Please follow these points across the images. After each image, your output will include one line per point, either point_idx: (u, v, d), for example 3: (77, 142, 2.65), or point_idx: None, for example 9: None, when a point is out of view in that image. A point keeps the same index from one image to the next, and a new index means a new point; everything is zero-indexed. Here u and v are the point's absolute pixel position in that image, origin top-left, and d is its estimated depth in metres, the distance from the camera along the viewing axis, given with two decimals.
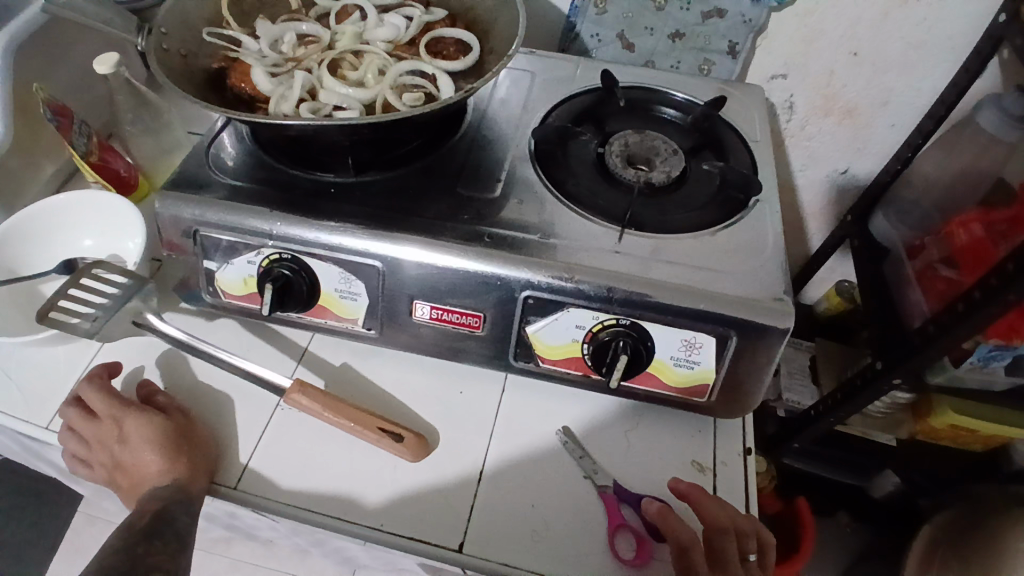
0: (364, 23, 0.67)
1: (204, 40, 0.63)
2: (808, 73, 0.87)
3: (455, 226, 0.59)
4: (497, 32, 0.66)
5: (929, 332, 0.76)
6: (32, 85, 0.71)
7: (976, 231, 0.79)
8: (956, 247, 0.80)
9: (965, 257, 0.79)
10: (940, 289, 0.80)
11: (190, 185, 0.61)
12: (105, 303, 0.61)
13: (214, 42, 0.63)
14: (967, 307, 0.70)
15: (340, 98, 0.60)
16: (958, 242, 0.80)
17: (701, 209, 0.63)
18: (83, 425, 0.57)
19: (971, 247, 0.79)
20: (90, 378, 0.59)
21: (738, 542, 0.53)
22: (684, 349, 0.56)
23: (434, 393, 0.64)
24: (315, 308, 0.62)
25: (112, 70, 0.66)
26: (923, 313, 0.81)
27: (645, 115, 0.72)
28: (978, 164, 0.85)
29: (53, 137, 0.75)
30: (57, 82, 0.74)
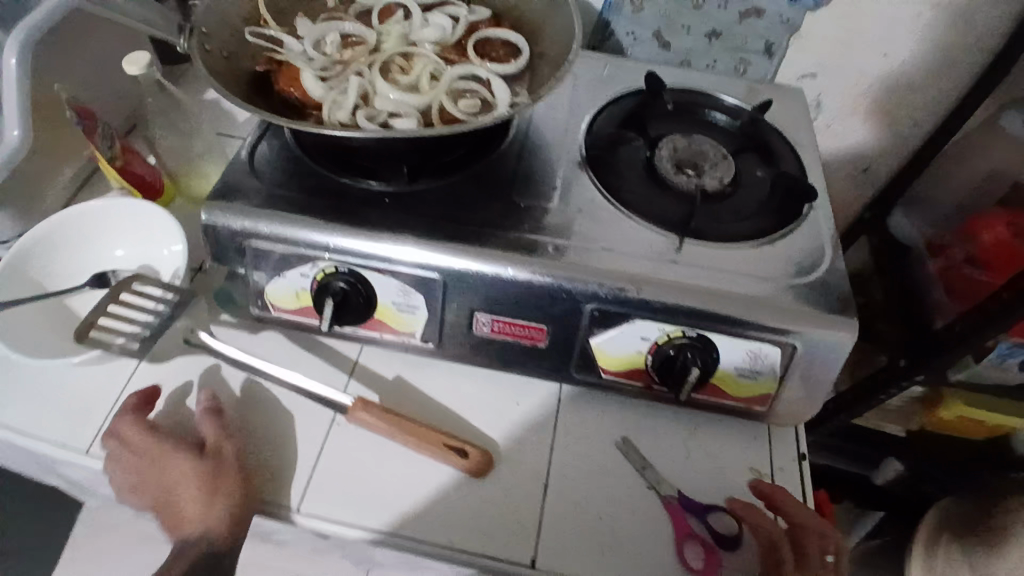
0: (408, 23, 0.65)
1: (246, 41, 0.60)
2: (840, 72, 0.87)
3: (516, 237, 0.58)
4: (547, 33, 0.64)
5: (954, 333, 0.79)
6: (53, 86, 0.68)
7: (1001, 233, 0.82)
8: (982, 248, 0.83)
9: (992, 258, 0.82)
10: (966, 286, 0.85)
11: (239, 196, 0.59)
12: (153, 321, 0.60)
13: (256, 43, 0.61)
14: (998, 309, 0.73)
15: (394, 104, 0.58)
16: (984, 243, 0.83)
17: (754, 217, 0.63)
18: (129, 458, 0.55)
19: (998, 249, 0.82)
20: (126, 414, 0.56)
21: (819, 540, 0.56)
22: (748, 359, 0.57)
23: (491, 404, 0.63)
24: (371, 321, 0.61)
25: (143, 72, 0.63)
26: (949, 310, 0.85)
27: (690, 118, 0.72)
28: (1001, 165, 0.87)
29: (71, 139, 0.72)
30: (75, 81, 0.71)
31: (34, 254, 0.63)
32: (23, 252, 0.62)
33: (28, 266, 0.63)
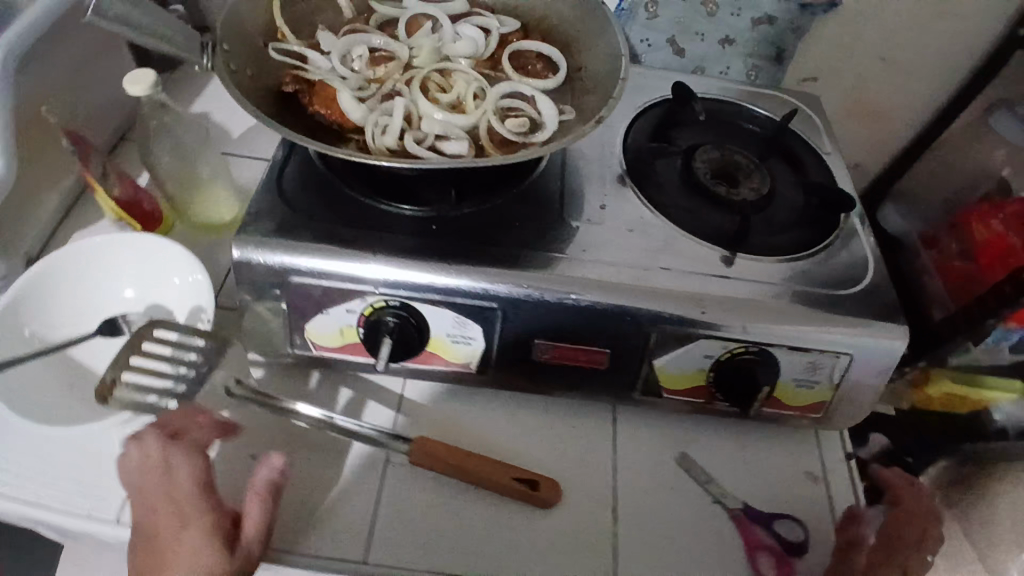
0: (438, 36, 0.61)
1: (271, 57, 0.56)
2: (839, 75, 0.90)
3: (573, 261, 0.57)
4: (585, 45, 0.62)
5: (957, 322, 0.83)
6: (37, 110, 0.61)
7: (993, 227, 0.86)
8: (977, 242, 0.87)
9: (986, 251, 0.85)
10: (964, 276, 0.88)
11: (276, 230, 0.55)
12: (188, 374, 0.55)
13: (281, 59, 0.56)
14: (1003, 299, 0.77)
15: (440, 125, 0.55)
16: (979, 237, 0.87)
17: (795, 228, 0.64)
18: (151, 483, 0.46)
19: (991, 242, 0.85)
20: (168, 441, 0.48)
21: (921, 528, 0.58)
22: (806, 370, 0.58)
23: (547, 431, 0.62)
24: (422, 355, 0.58)
25: (149, 92, 0.57)
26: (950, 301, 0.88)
27: (718, 126, 0.72)
28: (983, 165, 0.93)
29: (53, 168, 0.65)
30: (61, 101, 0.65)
31: (32, 296, 0.56)
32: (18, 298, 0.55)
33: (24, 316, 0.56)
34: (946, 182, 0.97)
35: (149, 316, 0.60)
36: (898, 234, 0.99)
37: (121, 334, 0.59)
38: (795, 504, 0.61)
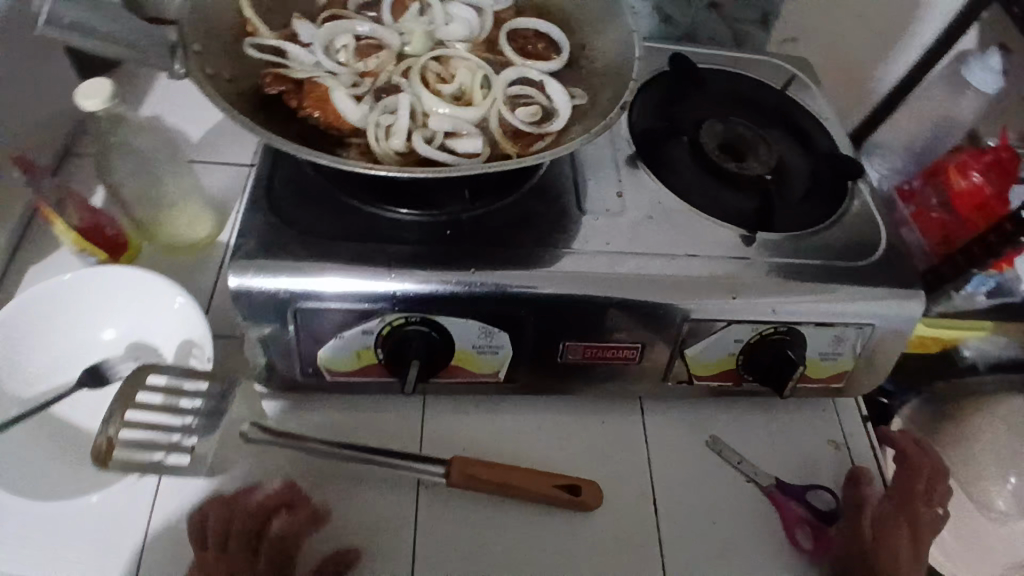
0: (429, 19, 0.56)
1: (249, 55, 0.50)
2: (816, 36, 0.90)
3: (595, 257, 0.54)
4: (585, 23, 0.58)
5: (945, 274, 0.75)
6: None
7: (971, 177, 0.82)
8: (955, 193, 0.82)
9: (965, 202, 0.81)
10: (943, 228, 0.82)
11: (279, 251, 0.51)
12: (193, 423, 0.52)
13: (259, 57, 0.50)
14: (987, 249, 0.70)
15: (450, 122, 0.50)
16: (957, 187, 0.83)
17: (808, 201, 0.64)
18: (237, 550, 0.46)
19: (970, 193, 0.81)
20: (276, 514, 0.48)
21: (928, 480, 0.57)
22: (832, 343, 0.58)
23: (578, 430, 0.60)
24: (447, 369, 0.55)
25: (106, 105, 0.52)
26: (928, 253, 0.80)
27: (718, 97, 0.70)
28: (953, 110, 0.90)
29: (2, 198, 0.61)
30: None
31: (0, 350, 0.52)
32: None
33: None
34: (915, 127, 0.93)
35: (136, 357, 0.56)
36: (878, 182, 0.90)
37: (110, 380, 0.54)
38: (826, 475, 0.61)
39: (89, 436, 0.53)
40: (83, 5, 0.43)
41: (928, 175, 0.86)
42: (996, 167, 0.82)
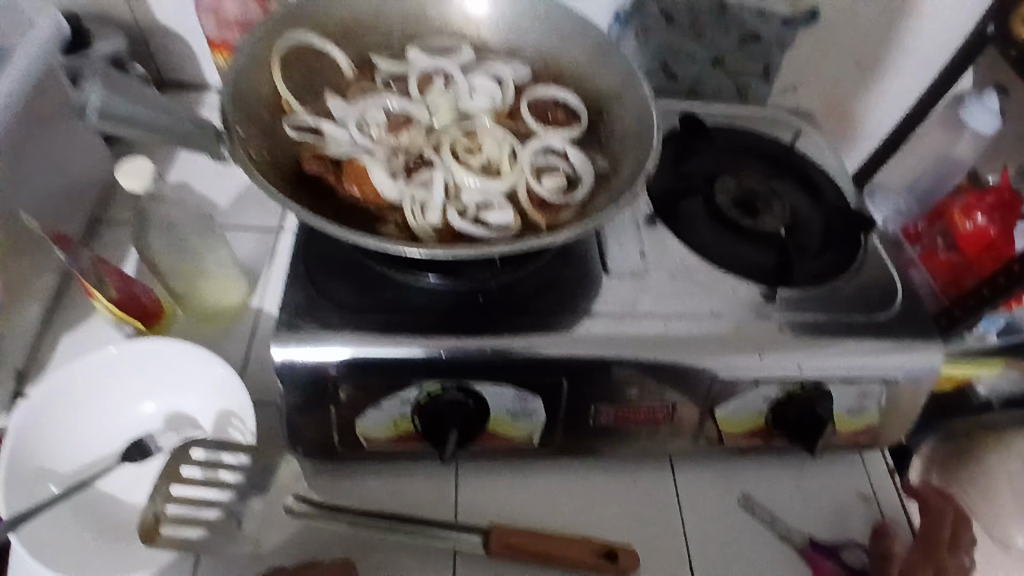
0: (453, 91, 0.59)
1: (288, 137, 0.53)
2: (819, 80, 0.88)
3: (625, 320, 0.56)
4: (600, 91, 0.61)
5: (955, 317, 0.73)
6: (18, 218, 0.61)
7: (978, 219, 0.77)
8: (960, 237, 0.78)
9: (971, 246, 0.77)
10: (953, 270, 0.78)
11: (317, 322, 0.52)
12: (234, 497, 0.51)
13: (298, 137, 0.54)
14: (995, 292, 0.68)
15: (480, 194, 0.53)
16: (961, 231, 0.78)
17: (824, 253, 0.65)
18: None
19: (976, 237, 0.76)
20: None
21: (953, 524, 0.57)
22: (858, 398, 0.59)
23: (609, 490, 0.60)
24: (482, 435, 0.55)
25: (146, 185, 0.54)
26: (937, 296, 0.78)
27: (730, 153, 0.72)
28: (952, 147, 0.84)
29: (32, 272, 0.63)
30: (27, 199, 0.63)
31: (40, 428, 0.53)
32: (33, 423, 0.53)
33: (35, 449, 0.53)
34: (914, 164, 0.87)
35: (176, 429, 0.57)
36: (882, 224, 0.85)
37: (154, 455, 0.56)
38: (860, 531, 0.61)
39: (126, 512, 0.53)
40: (123, 89, 0.47)
41: (932, 216, 0.82)
42: (1002, 208, 0.77)
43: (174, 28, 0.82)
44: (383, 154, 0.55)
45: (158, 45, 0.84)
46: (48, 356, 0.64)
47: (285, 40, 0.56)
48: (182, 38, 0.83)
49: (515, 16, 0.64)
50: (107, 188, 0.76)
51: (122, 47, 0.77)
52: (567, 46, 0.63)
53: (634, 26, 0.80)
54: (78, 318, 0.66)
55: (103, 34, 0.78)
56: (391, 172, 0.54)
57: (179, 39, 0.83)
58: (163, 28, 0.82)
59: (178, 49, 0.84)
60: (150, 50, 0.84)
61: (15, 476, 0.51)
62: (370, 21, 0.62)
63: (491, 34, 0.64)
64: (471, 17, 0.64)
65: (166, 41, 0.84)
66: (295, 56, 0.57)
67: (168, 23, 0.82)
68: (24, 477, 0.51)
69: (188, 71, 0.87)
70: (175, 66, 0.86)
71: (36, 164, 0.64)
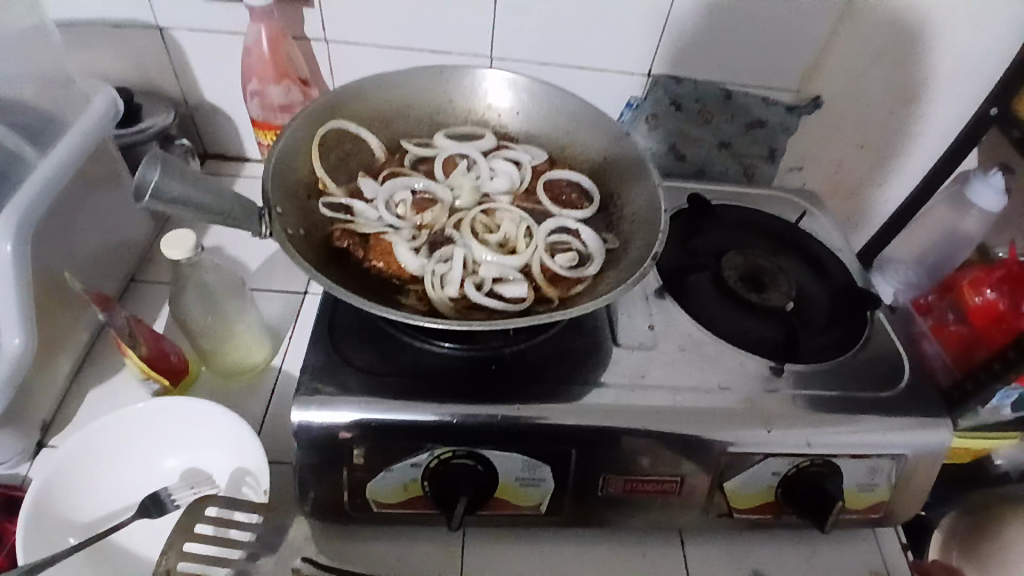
0: (474, 174, 0.65)
1: (323, 214, 0.58)
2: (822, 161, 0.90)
3: (634, 390, 0.57)
4: (612, 173, 0.65)
5: (966, 391, 0.69)
6: (59, 275, 0.66)
7: (987, 293, 0.75)
8: (969, 310, 0.75)
9: (982, 320, 0.74)
10: (962, 343, 0.75)
11: (337, 385, 0.54)
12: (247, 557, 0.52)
13: (330, 214, 0.58)
14: (1006, 364, 0.65)
15: (496, 269, 0.57)
16: (970, 304, 0.76)
17: (829, 328, 0.67)
18: None
19: (986, 311, 0.74)
20: None
21: None
22: (867, 475, 0.59)
23: (617, 563, 0.60)
24: (491, 501, 0.56)
25: (186, 254, 0.58)
26: (947, 368, 0.74)
27: (736, 229, 0.76)
28: (956, 224, 0.84)
29: (69, 326, 0.68)
30: (70, 258, 0.68)
31: (64, 480, 0.55)
32: (58, 474, 0.55)
33: (56, 501, 0.55)
34: (920, 240, 0.88)
35: (191, 485, 0.58)
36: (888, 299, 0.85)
37: (169, 510, 0.56)
38: None
39: (138, 567, 0.55)
40: (174, 171, 0.47)
41: (943, 290, 0.80)
42: (1012, 281, 0.74)
43: (219, 104, 0.90)
44: (408, 230, 0.60)
45: (204, 119, 0.91)
46: (75, 409, 0.66)
47: (325, 126, 0.62)
48: (226, 113, 0.90)
49: (535, 104, 0.69)
50: (145, 249, 0.81)
51: (170, 121, 0.84)
52: (581, 131, 0.68)
53: (645, 111, 0.87)
54: (107, 372, 0.69)
55: (155, 109, 0.85)
56: (414, 247, 0.58)
57: (224, 115, 0.91)
58: (209, 104, 0.90)
59: (222, 123, 0.92)
60: (195, 123, 0.92)
61: (36, 525, 0.52)
62: (402, 109, 0.68)
63: (512, 121, 0.70)
64: (494, 107, 0.69)
65: (211, 115, 0.91)
66: (330, 140, 0.63)
67: (215, 100, 0.89)
68: (44, 527, 0.53)
69: (229, 142, 0.94)
70: (217, 138, 0.93)
71: (78, 225, 0.69)
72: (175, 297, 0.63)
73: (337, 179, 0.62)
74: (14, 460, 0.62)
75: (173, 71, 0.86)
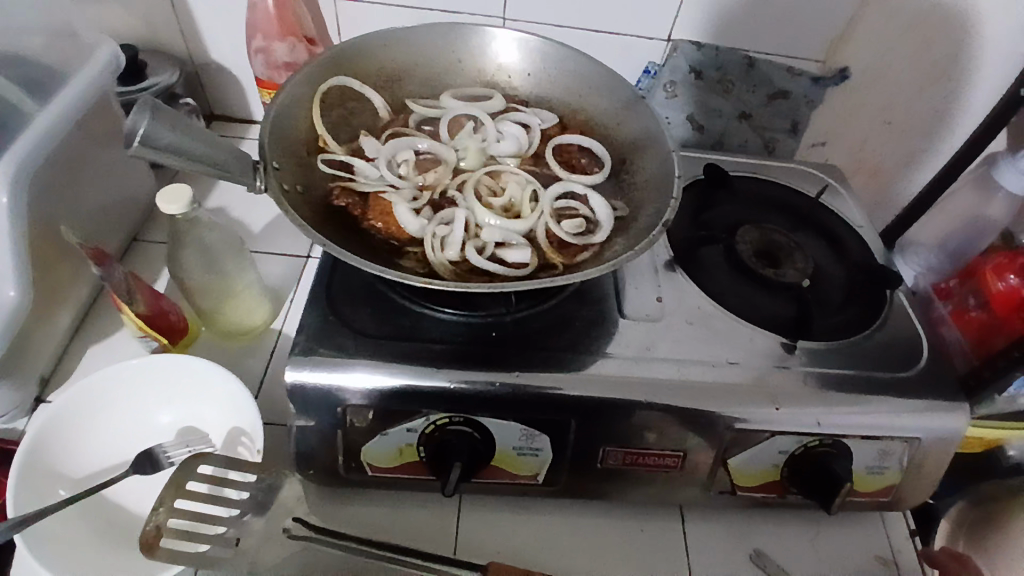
0: (481, 136, 0.63)
1: (322, 172, 0.57)
2: (845, 140, 0.88)
3: (638, 362, 0.56)
4: (625, 138, 0.62)
5: (982, 380, 0.65)
6: (59, 228, 0.65)
7: (1010, 279, 0.71)
8: (990, 296, 0.72)
9: (1002, 307, 0.71)
10: (981, 329, 0.72)
11: (333, 347, 0.53)
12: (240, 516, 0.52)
13: (329, 172, 0.57)
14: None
15: (499, 233, 0.55)
16: (991, 289, 0.72)
17: (845, 307, 0.64)
18: None
19: (1006, 298, 0.71)
20: None
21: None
22: (878, 457, 0.57)
23: (617, 537, 0.59)
24: (487, 470, 0.55)
25: (184, 210, 0.57)
26: (965, 355, 0.71)
27: (751, 202, 0.73)
28: (981, 208, 0.80)
29: (69, 281, 0.67)
30: (72, 213, 0.67)
31: (59, 433, 0.55)
32: (54, 426, 0.55)
33: (52, 454, 0.55)
34: (945, 223, 0.83)
35: (187, 443, 0.57)
36: (908, 283, 0.81)
37: (162, 467, 0.56)
38: None
39: (133, 523, 0.55)
40: (166, 118, 0.45)
41: (965, 274, 0.77)
42: None
43: (225, 63, 0.87)
44: (410, 191, 0.58)
45: (209, 78, 0.89)
46: (73, 365, 0.66)
47: (328, 81, 0.60)
48: (231, 73, 0.88)
49: (547, 66, 0.66)
50: (147, 209, 0.79)
51: (175, 78, 0.82)
52: (594, 95, 0.65)
53: (663, 79, 0.83)
54: (106, 330, 0.69)
55: (158, 66, 0.83)
56: (415, 208, 0.57)
57: (230, 75, 0.89)
58: (215, 62, 0.87)
59: (228, 83, 0.89)
60: (201, 83, 0.90)
61: (28, 477, 0.52)
62: (409, 67, 0.65)
63: (522, 83, 0.67)
64: (504, 67, 0.67)
65: (217, 75, 0.89)
66: (333, 96, 0.61)
67: (220, 58, 0.87)
68: (37, 480, 0.53)
69: (235, 103, 0.92)
70: (223, 98, 0.91)
71: (82, 183, 0.68)
72: (173, 256, 0.62)
73: (338, 137, 0.60)
74: (12, 414, 0.62)
75: (178, 27, 0.84)
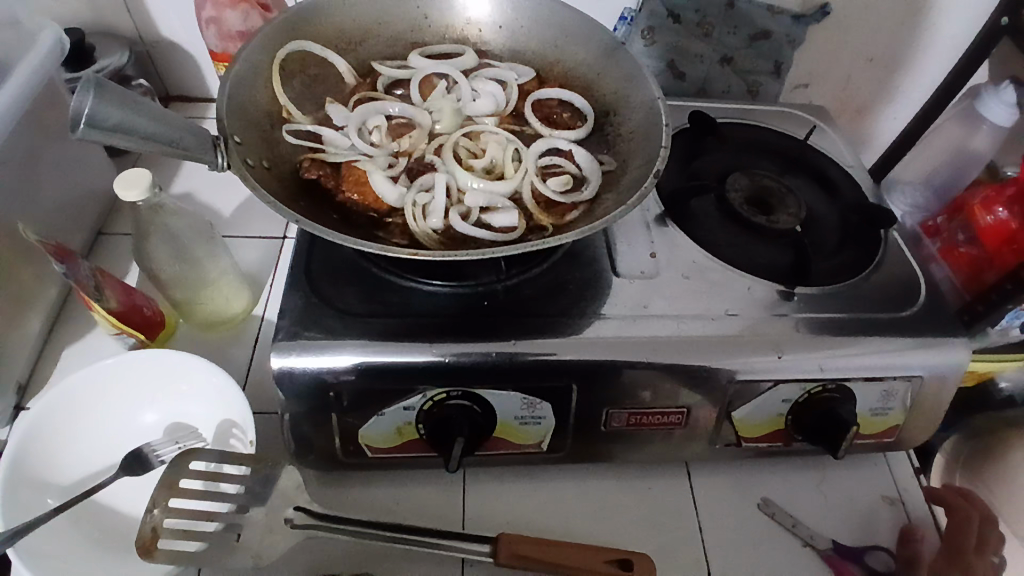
0: (455, 95, 0.59)
1: (290, 145, 0.53)
2: (829, 79, 0.86)
3: (635, 321, 0.54)
4: (606, 88, 0.59)
5: (977, 314, 0.65)
6: (17, 227, 0.61)
7: (999, 212, 0.70)
8: (979, 231, 0.71)
9: (989, 242, 0.70)
10: (972, 264, 0.71)
11: (319, 329, 0.51)
12: (236, 510, 0.50)
13: (297, 144, 0.54)
14: (1017, 286, 0.61)
15: (482, 197, 0.53)
16: (979, 224, 0.71)
17: (840, 249, 0.63)
18: None
19: (995, 233, 0.69)
20: None
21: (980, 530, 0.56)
22: (882, 398, 0.56)
23: (623, 499, 0.58)
24: (490, 442, 0.54)
25: (145, 195, 0.53)
26: (957, 292, 0.70)
27: (739, 148, 0.71)
28: (967, 143, 0.79)
29: (34, 281, 0.63)
30: (29, 209, 0.63)
31: (41, 441, 0.53)
32: (35, 434, 0.52)
33: (35, 464, 0.52)
34: (931, 158, 0.82)
35: (177, 440, 0.55)
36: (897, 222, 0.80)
37: (153, 467, 0.54)
38: (887, 534, 0.58)
39: (130, 526, 0.53)
40: (114, 96, 0.42)
41: (954, 210, 0.76)
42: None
43: (179, 41, 0.82)
44: (385, 159, 0.55)
45: (162, 58, 0.84)
46: (50, 370, 0.63)
47: (287, 46, 0.56)
48: (186, 51, 0.83)
49: (519, 17, 0.63)
50: (111, 201, 0.75)
51: (125, 60, 0.77)
52: (571, 45, 0.62)
53: (640, 25, 0.79)
54: (81, 331, 0.66)
55: (106, 48, 0.78)
56: (392, 177, 0.54)
57: (184, 52, 0.83)
58: (166, 40, 0.82)
59: (183, 62, 0.84)
60: (154, 64, 0.84)
61: (13, 490, 0.49)
62: (372, 26, 0.61)
63: (494, 36, 0.63)
64: (473, 20, 0.63)
65: (171, 54, 0.83)
66: (294, 62, 0.57)
67: (174, 36, 0.82)
68: (23, 491, 0.50)
69: (193, 82, 0.86)
70: (179, 78, 0.86)
71: (38, 177, 0.64)
72: (140, 246, 0.58)
73: (302, 108, 0.57)
74: None
75: (123, 4, 0.78)
